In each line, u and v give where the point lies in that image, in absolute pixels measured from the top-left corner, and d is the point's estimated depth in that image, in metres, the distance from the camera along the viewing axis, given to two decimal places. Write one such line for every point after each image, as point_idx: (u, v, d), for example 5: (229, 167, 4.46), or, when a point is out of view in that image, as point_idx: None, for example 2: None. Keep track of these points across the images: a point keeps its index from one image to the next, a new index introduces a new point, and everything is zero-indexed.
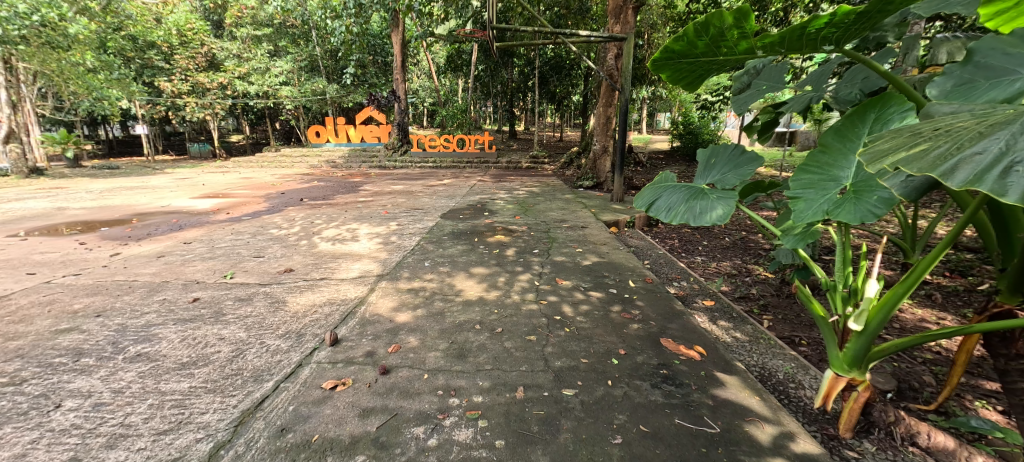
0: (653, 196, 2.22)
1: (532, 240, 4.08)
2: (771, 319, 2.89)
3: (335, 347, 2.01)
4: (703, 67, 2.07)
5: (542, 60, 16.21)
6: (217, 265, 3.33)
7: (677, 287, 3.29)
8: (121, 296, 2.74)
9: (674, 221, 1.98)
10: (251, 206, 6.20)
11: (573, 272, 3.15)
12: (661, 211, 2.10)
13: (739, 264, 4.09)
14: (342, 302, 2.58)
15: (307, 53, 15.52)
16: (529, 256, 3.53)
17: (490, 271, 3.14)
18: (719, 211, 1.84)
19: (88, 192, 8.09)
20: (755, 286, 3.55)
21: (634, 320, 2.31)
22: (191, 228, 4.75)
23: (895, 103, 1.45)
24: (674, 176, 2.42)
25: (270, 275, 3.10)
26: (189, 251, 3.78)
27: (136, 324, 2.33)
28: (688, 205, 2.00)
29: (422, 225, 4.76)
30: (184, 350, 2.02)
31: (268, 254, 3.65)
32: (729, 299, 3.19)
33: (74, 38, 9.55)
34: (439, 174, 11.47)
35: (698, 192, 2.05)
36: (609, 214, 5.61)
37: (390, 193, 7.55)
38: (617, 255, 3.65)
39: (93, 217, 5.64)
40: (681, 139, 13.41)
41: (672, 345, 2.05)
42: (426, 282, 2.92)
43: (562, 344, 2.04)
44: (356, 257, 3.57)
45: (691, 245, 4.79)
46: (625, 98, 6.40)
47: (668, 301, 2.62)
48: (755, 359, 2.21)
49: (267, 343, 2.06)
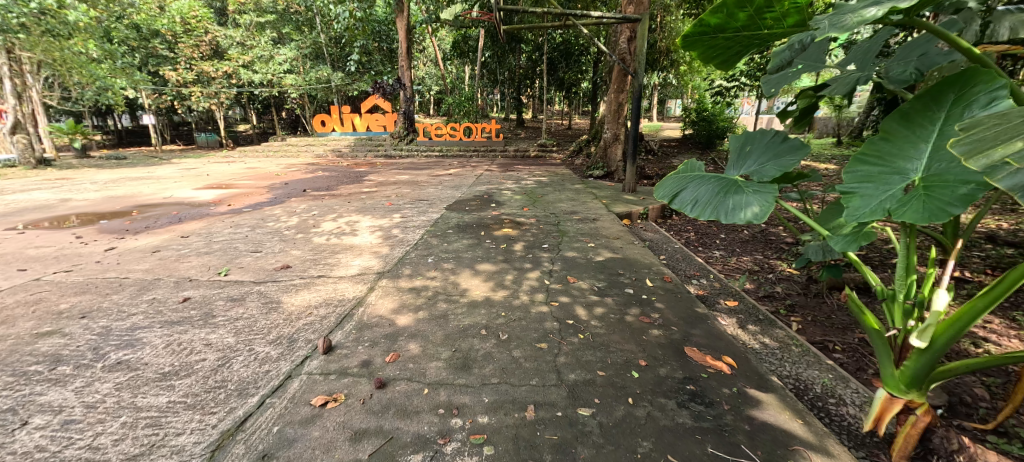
0: (678, 187, 2.01)
1: (541, 234, 3.88)
2: (800, 322, 2.70)
3: (328, 355, 1.85)
4: (741, 43, 1.98)
5: (551, 46, 15.76)
6: (212, 261, 3.19)
7: (697, 285, 3.07)
8: (110, 295, 2.60)
9: (702, 216, 1.77)
10: (254, 197, 6.08)
11: (586, 269, 2.95)
12: (686, 204, 1.89)
13: (760, 260, 3.86)
14: (339, 302, 2.41)
15: (311, 40, 15.25)
16: (539, 251, 3.34)
17: (496, 268, 2.95)
18: (756, 207, 1.62)
19: (92, 183, 8.04)
20: (780, 284, 3.33)
21: (654, 325, 2.12)
22: (191, 221, 4.62)
23: (981, 80, 1.22)
24: (700, 165, 2.19)
25: (266, 272, 2.95)
26: (185, 245, 3.64)
27: (121, 327, 2.19)
28: (719, 200, 1.78)
29: (426, 217, 4.58)
30: (166, 358, 1.87)
31: (265, 249, 3.50)
32: (753, 299, 2.98)
33: (74, 26, 9.43)
34: (446, 163, 11.26)
35: (731, 184, 1.83)
36: (622, 205, 5.39)
37: (394, 183, 7.38)
38: (631, 250, 3.44)
39: (95, 208, 5.54)
40: (694, 127, 13.01)
41: (698, 355, 1.85)
42: (428, 280, 2.74)
43: (576, 353, 1.86)
44: (358, 252, 3.41)
45: (708, 238, 4.56)
46: (639, 83, 6.09)
47: (689, 302, 2.42)
48: (787, 368, 2.01)
49: (256, 350, 1.90)
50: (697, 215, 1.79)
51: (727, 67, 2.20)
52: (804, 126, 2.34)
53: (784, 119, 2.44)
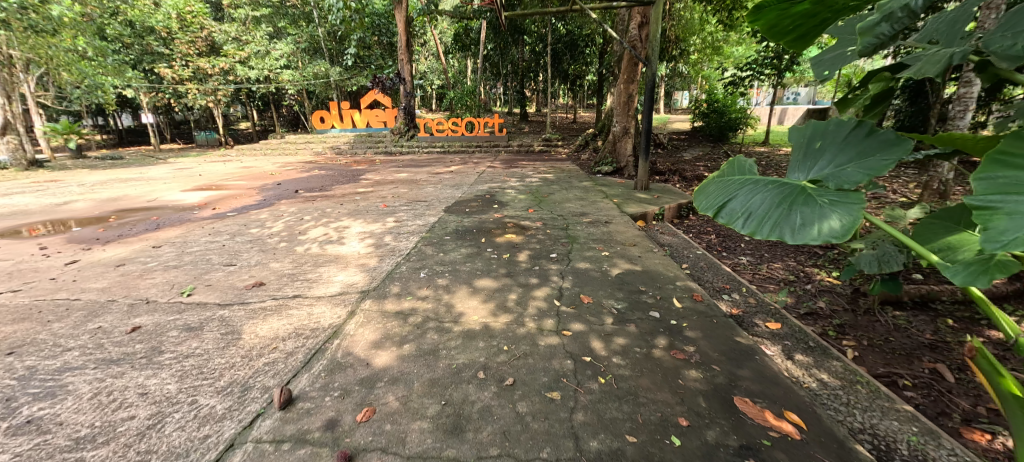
0: (724, 196, 1.62)
1: (548, 240, 3.49)
2: (854, 347, 2.31)
3: (286, 411, 1.47)
4: (832, 8, 1.61)
5: (555, 37, 15.22)
6: (179, 278, 2.83)
7: (729, 302, 2.67)
8: (51, 323, 2.25)
9: (755, 233, 1.38)
10: (241, 199, 5.70)
11: (601, 285, 2.55)
12: (736, 217, 1.49)
13: (794, 268, 3.44)
14: (311, 332, 2.04)
15: (308, 34, 14.81)
16: (546, 262, 2.94)
17: (498, 285, 2.56)
18: (836, 224, 1.21)
19: (79, 185, 7.72)
20: (821, 298, 2.93)
21: (690, 364, 1.72)
22: (169, 228, 4.28)
23: None
24: (751, 168, 1.77)
25: (235, 291, 2.58)
26: (154, 258, 3.29)
27: (49, 367, 1.83)
28: (778, 212, 1.38)
29: (422, 221, 4.20)
30: (88, 415, 1.51)
31: (241, 261, 3.13)
32: (796, 318, 2.57)
33: (59, 22, 9.16)
34: (447, 159, 10.86)
35: (796, 192, 1.42)
36: (634, 205, 4.97)
37: (392, 182, 7.00)
38: (650, 259, 3.04)
39: (72, 214, 5.21)
40: (705, 119, 12.50)
41: (752, 409, 1.46)
42: (418, 302, 2.35)
43: (597, 407, 1.47)
44: (343, 264, 3.04)
45: (732, 242, 4.15)
46: (652, 72, 5.62)
47: (730, 329, 2.03)
48: (858, 419, 1.62)
49: (199, 403, 1.54)
50: (747, 231, 1.40)
51: (802, 44, 1.87)
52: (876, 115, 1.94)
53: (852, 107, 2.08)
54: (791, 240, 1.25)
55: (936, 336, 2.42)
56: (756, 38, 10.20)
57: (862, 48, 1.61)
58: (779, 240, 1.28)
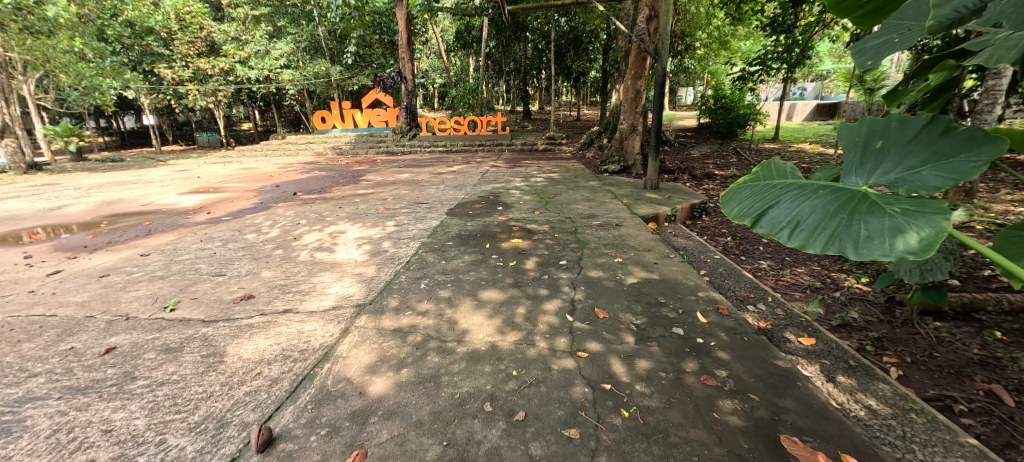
0: (762, 202, 1.41)
1: (556, 245, 3.29)
2: (897, 365, 2.09)
3: (265, 454, 1.28)
4: None
5: (559, 33, 14.98)
6: (164, 291, 2.65)
7: (756, 313, 2.46)
8: (21, 342, 2.08)
9: (807, 245, 1.18)
10: (237, 202, 5.53)
11: (616, 296, 2.34)
12: (780, 227, 1.29)
13: (819, 274, 3.22)
14: (300, 354, 1.85)
15: (308, 33, 14.61)
16: (555, 270, 2.74)
17: (505, 297, 2.36)
18: (913, 237, 1.02)
19: (75, 188, 7.60)
20: (853, 308, 2.71)
21: (725, 393, 1.52)
22: (160, 234, 4.12)
23: None
24: (791, 170, 1.55)
25: (222, 305, 2.40)
26: (140, 267, 3.12)
27: (9, 397, 1.65)
28: (835, 222, 1.18)
29: (424, 225, 4.00)
30: (42, 458, 1.33)
31: (231, 271, 2.95)
32: (829, 331, 2.35)
33: (54, 23, 9.07)
34: (450, 159, 10.66)
35: (855, 198, 1.22)
36: (645, 206, 4.75)
37: (393, 183, 6.81)
38: (667, 266, 2.83)
39: (63, 219, 5.07)
40: (712, 115, 12.23)
41: (802, 451, 1.25)
42: (418, 318, 2.15)
43: (622, 450, 1.27)
44: (338, 272, 2.85)
45: (749, 245, 3.93)
46: (662, 67, 5.38)
47: (765, 350, 1.81)
48: (919, 456, 1.41)
49: (168, 444, 1.35)
50: (797, 242, 1.21)
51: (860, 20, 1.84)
52: (933, 108, 1.77)
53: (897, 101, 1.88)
54: (856, 256, 1.05)
55: (985, 350, 2.19)
56: (765, 31, 9.92)
57: (935, 25, 1.38)
58: (840, 255, 1.08)
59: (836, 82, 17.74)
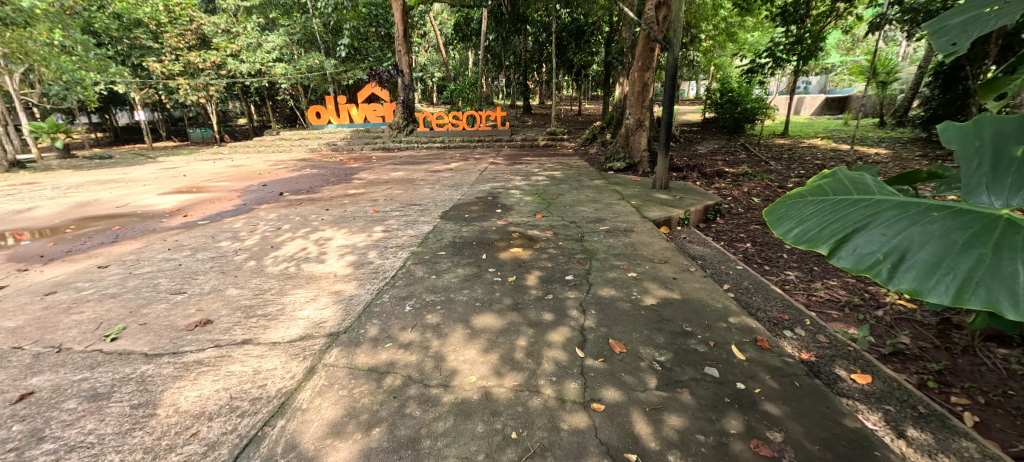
0: (843, 222, 1.07)
1: (561, 256, 2.93)
2: (973, 410, 1.72)
3: None
4: None
5: (560, 26, 14.57)
6: (110, 314, 2.31)
7: (795, 341, 2.10)
8: None
9: (923, 290, 0.84)
10: (218, 204, 5.18)
11: (633, 323, 1.99)
12: (877, 261, 0.94)
13: (855, 289, 2.87)
14: (250, 405, 1.50)
15: (301, 25, 14.12)
16: (561, 288, 2.39)
17: (502, 324, 2.01)
18: None
19: (53, 188, 7.24)
20: (902, 331, 2.36)
21: None
22: (127, 241, 3.77)
23: None
24: (875, 180, 1.21)
25: (172, 333, 2.06)
26: (94, 283, 2.77)
27: None
28: (969, 261, 0.83)
29: (415, 231, 3.65)
30: None
31: (194, 288, 2.60)
32: (883, 364, 2.00)
33: (31, 14, 8.66)
34: (448, 156, 10.28)
35: (995, 226, 0.86)
36: (655, 208, 4.39)
37: (386, 183, 6.45)
38: (687, 283, 2.47)
39: (30, 224, 4.74)
40: (719, 109, 11.82)
41: None
42: (398, 352, 1.80)
43: None
44: (313, 290, 2.50)
45: (771, 253, 3.58)
46: (673, 57, 4.98)
47: (823, 401, 1.46)
48: None
49: None
50: (906, 285, 0.86)
51: None
52: None
53: (995, 92, 1.53)
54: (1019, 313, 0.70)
55: None
56: (775, 22, 9.50)
57: None
58: (992, 311, 0.72)
59: (843, 74, 17.33)
